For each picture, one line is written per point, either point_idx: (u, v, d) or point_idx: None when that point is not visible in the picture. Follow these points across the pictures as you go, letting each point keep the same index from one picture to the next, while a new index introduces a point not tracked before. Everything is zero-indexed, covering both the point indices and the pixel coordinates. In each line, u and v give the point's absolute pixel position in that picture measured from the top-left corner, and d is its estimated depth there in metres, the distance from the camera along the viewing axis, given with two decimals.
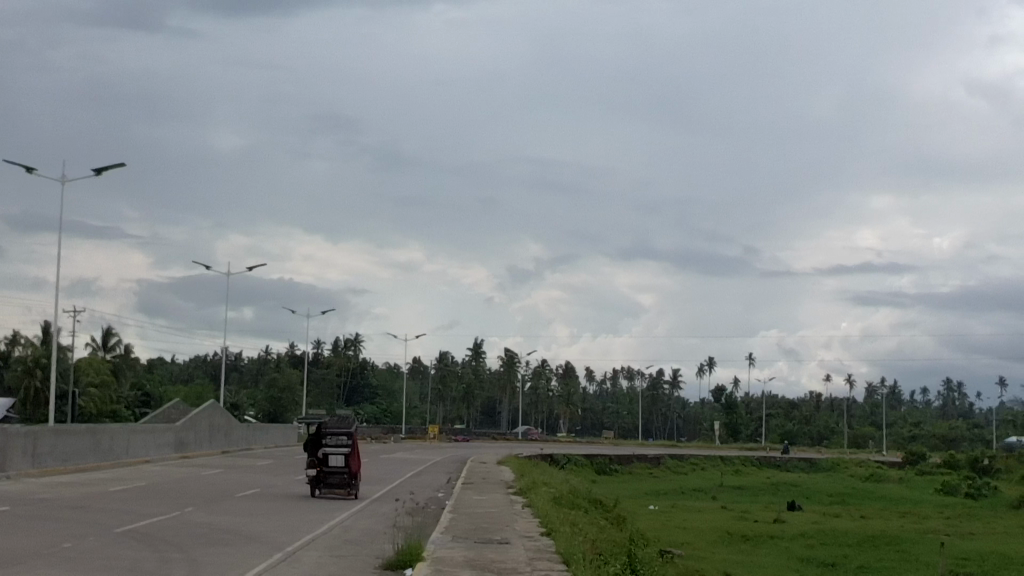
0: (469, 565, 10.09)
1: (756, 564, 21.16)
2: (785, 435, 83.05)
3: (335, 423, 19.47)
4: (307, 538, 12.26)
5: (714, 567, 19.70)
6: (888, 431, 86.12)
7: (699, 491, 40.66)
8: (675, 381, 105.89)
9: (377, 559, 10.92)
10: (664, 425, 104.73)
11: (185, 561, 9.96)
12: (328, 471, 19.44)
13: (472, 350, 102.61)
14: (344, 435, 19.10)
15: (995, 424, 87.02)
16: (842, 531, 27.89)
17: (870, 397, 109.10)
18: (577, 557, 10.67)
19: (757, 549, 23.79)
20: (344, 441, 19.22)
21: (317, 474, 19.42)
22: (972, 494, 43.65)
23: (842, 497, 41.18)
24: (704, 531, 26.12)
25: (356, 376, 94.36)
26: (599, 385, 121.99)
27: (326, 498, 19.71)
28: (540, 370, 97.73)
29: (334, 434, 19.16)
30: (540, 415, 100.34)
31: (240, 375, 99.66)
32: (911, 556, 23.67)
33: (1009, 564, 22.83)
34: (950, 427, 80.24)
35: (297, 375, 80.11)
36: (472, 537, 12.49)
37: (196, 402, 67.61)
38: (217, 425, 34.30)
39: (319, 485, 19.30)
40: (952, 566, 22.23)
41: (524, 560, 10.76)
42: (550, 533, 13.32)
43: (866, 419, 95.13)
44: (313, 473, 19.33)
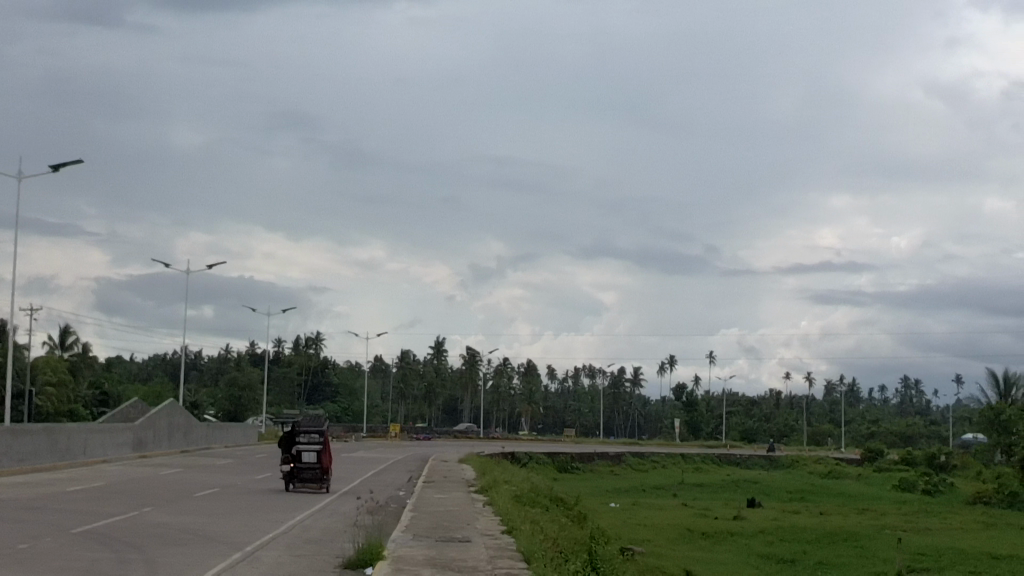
0: (430, 563, 10.08)
1: (715, 561, 21.29)
2: (745, 433, 83.49)
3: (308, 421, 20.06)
4: (267, 538, 12.20)
5: (674, 563, 19.80)
6: (847, 429, 86.84)
7: (660, 489, 40.79)
8: (636, 379, 106.29)
9: (337, 557, 10.89)
10: (625, 423, 105.02)
11: (142, 561, 9.89)
12: (301, 466, 20.12)
13: (434, 348, 102.48)
14: (315, 434, 19.71)
15: (952, 422, 87.93)
16: (801, 527, 28.14)
17: (829, 396, 109.97)
18: (537, 555, 10.66)
19: (717, 546, 23.86)
20: (315, 439, 19.84)
21: (291, 469, 20.25)
22: (929, 490, 44.15)
23: (801, 493, 41.54)
24: (665, 529, 26.24)
25: (317, 374, 93.97)
26: (561, 383, 122.22)
27: (302, 491, 20.54)
28: (502, 369, 97.75)
29: (306, 433, 19.77)
30: (502, 414, 100.40)
31: (199, 374, 98.96)
32: (869, 551, 23.90)
33: (965, 559, 23.10)
34: (907, 424, 81.00)
35: (257, 374, 79.60)
36: (433, 536, 12.44)
37: (155, 401, 67.06)
38: (177, 425, 34.06)
39: (294, 480, 20.15)
40: (909, 561, 22.41)
41: (485, 558, 10.76)
42: (511, 531, 13.33)
43: (826, 416, 95.88)
44: (287, 469, 20.12)
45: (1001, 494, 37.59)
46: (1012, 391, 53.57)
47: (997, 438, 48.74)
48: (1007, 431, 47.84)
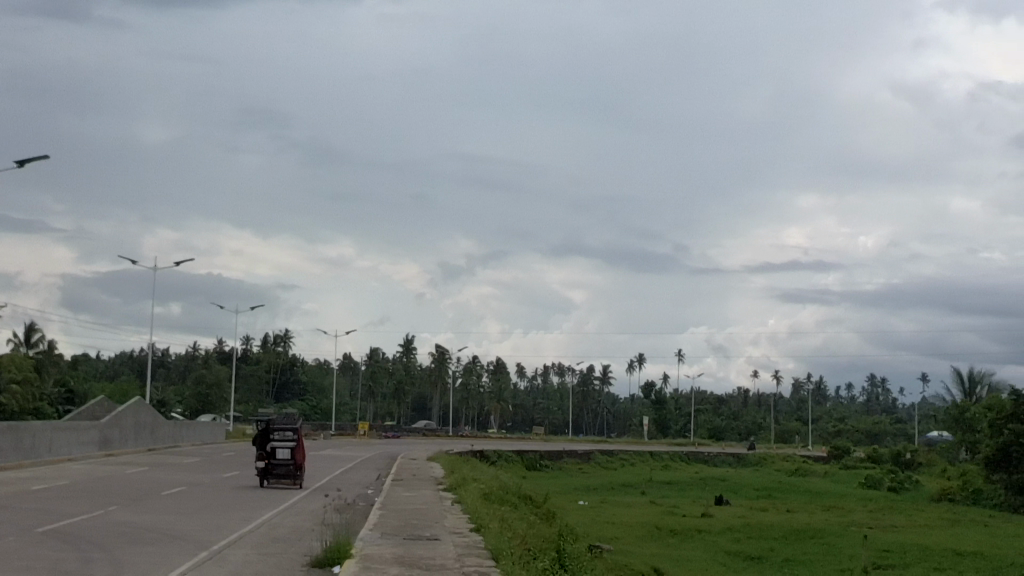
0: (398, 562, 10.05)
1: (683, 558, 21.40)
2: (714, 431, 83.88)
3: (283, 420, 20.73)
4: (234, 537, 12.15)
5: (642, 561, 19.87)
6: (814, 427, 87.45)
7: (628, 487, 40.92)
8: (605, 377, 106.55)
9: (304, 556, 10.85)
10: (594, 421, 105.21)
11: (106, 561, 9.80)
12: (274, 463, 20.71)
13: (403, 345, 102.27)
14: (290, 431, 20.35)
15: (918, 420, 88.74)
16: (768, 524, 28.31)
17: (797, 394, 110.59)
18: (506, 553, 10.68)
19: (684, 544, 23.98)
20: (290, 436, 20.47)
21: (264, 465, 20.84)
22: (894, 487, 44.55)
23: (768, 491, 41.79)
24: (634, 526, 26.33)
25: (285, 372, 93.55)
26: (530, 381, 122.34)
27: (274, 487, 21.13)
28: (471, 366, 97.71)
29: (281, 430, 20.39)
30: (471, 412, 100.38)
31: (166, 371, 98.23)
32: (835, 548, 24.10)
33: (929, 556, 23.35)
34: (873, 422, 81.61)
35: (225, 371, 79.15)
36: (401, 534, 12.44)
37: (121, 399, 66.48)
38: (143, 423, 33.79)
39: (267, 476, 20.76)
40: (874, 558, 22.63)
41: (452, 556, 10.77)
42: (480, 529, 13.33)
43: (793, 414, 96.50)
44: (261, 465, 20.75)
45: (965, 491, 37.99)
46: (976, 389, 54.09)
47: (962, 436, 49.22)
48: (972, 429, 48.32)
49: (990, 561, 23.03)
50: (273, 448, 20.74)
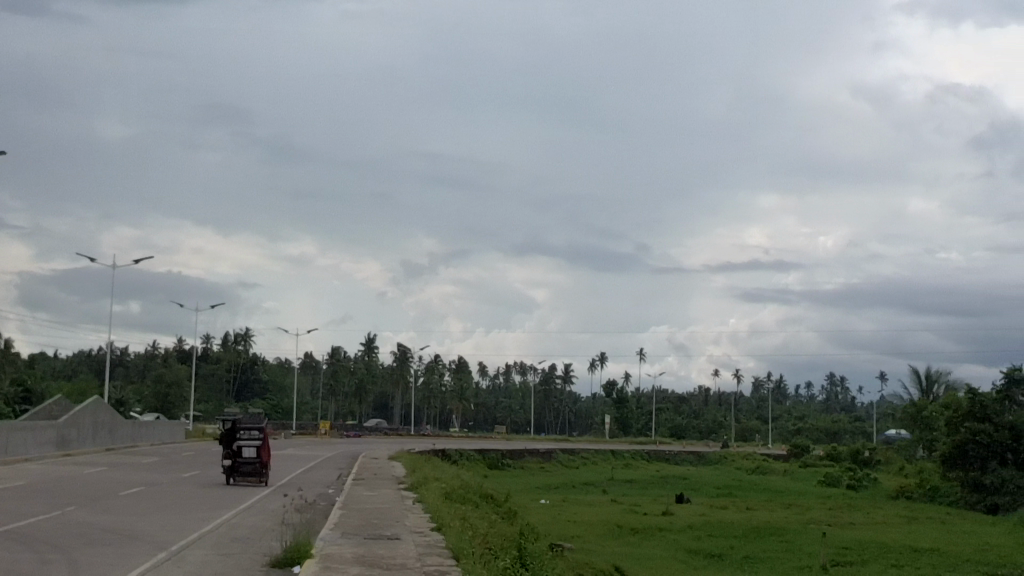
0: (358, 562, 10.04)
1: (644, 557, 21.48)
2: (675, 429, 84.25)
3: (249, 419, 21.42)
4: (192, 537, 12.07)
5: (603, 559, 19.90)
6: (774, 426, 88.05)
7: (590, 485, 41.04)
8: (567, 376, 106.73)
9: (264, 556, 10.81)
10: (556, 420, 105.39)
11: (64, 562, 9.73)
12: (241, 461, 21.36)
13: (365, 344, 101.95)
14: (257, 429, 21.08)
15: (876, 418, 89.57)
16: (728, 522, 28.47)
17: (757, 393, 111.28)
18: (467, 552, 10.67)
19: (645, 542, 24.08)
20: (256, 435, 21.19)
21: (230, 464, 21.47)
22: (853, 485, 44.96)
23: (728, 489, 42.02)
24: (595, 525, 26.40)
25: (246, 371, 92.99)
26: (492, 380, 122.33)
27: (240, 485, 21.75)
28: (433, 365, 97.58)
29: (247, 428, 21.11)
30: (432, 411, 100.22)
31: (125, 370, 97.38)
32: (794, 546, 24.27)
33: (887, 553, 23.58)
34: (832, 420, 82.34)
35: (184, 370, 78.51)
36: (362, 534, 12.41)
37: (79, 399, 65.82)
38: (101, 422, 33.49)
39: (233, 474, 21.38)
40: (832, 555, 22.82)
41: (413, 556, 10.75)
42: (441, 529, 13.31)
43: (753, 413, 97.10)
44: (227, 463, 21.38)
45: (923, 489, 38.39)
46: (933, 388, 54.69)
47: (919, 434, 49.77)
48: (929, 427, 48.86)
49: (947, 557, 23.29)
50: (240, 447, 21.41)
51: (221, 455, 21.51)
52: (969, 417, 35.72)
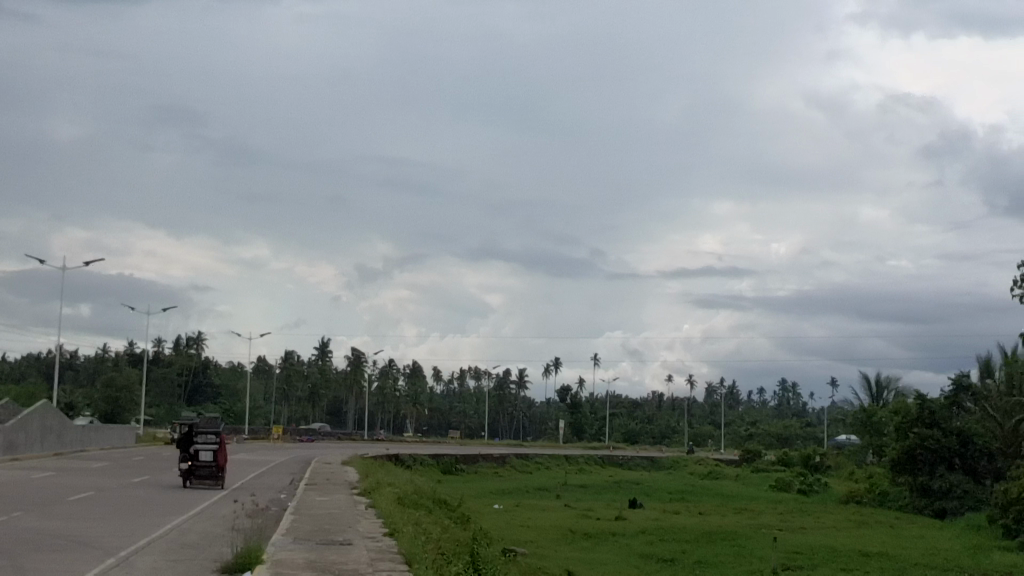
0: (309, 567, 10.03)
1: (596, 561, 21.59)
2: (628, 434, 84.61)
3: (206, 423, 21.55)
4: (142, 542, 12.00)
5: (555, 564, 19.98)
6: (726, 431, 88.69)
7: (544, 491, 41.11)
8: (521, 381, 106.84)
9: (215, 562, 10.76)
10: (510, 425, 105.42)
11: (11, 567, 9.65)
12: (198, 465, 21.50)
13: (318, 348, 101.45)
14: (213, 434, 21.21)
15: (826, 423, 90.47)
16: (681, 527, 28.66)
17: (709, 399, 111.95)
18: (420, 558, 10.70)
19: (598, 547, 24.19)
20: (213, 439, 21.32)
21: (188, 467, 21.61)
22: (803, 489, 45.42)
23: (681, 494, 42.25)
24: (548, 530, 26.48)
25: (198, 375, 92.24)
26: (446, 385, 122.17)
27: (198, 487, 21.90)
28: (387, 370, 97.29)
29: (204, 433, 21.23)
30: (386, 416, 99.93)
31: (74, 373, 96.21)
32: (745, 550, 24.49)
33: (837, 557, 23.85)
34: (784, 425, 83.07)
35: (135, 374, 77.69)
36: (315, 539, 12.38)
37: (26, 403, 64.96)
38: (49, 426, 33.09)
39: (190, 477, 21.53)
40: (783, 559, 23.05)
41: (365, 561, 10.76)
42: (393, 534, 13.31)
43: (706, 418, 97.74)
44: (185, 466, 21.54)
45: (872, 494, 38.84)
46: (883, 394, 55.32)
47: (869, 440, 50.33)
48: (878, 433, 49.45)
49: (895, 561, 23.59)
50: (196, 451, 21.54)
51: (180, 458, 21.69)
52: (918, 423, 36.30)
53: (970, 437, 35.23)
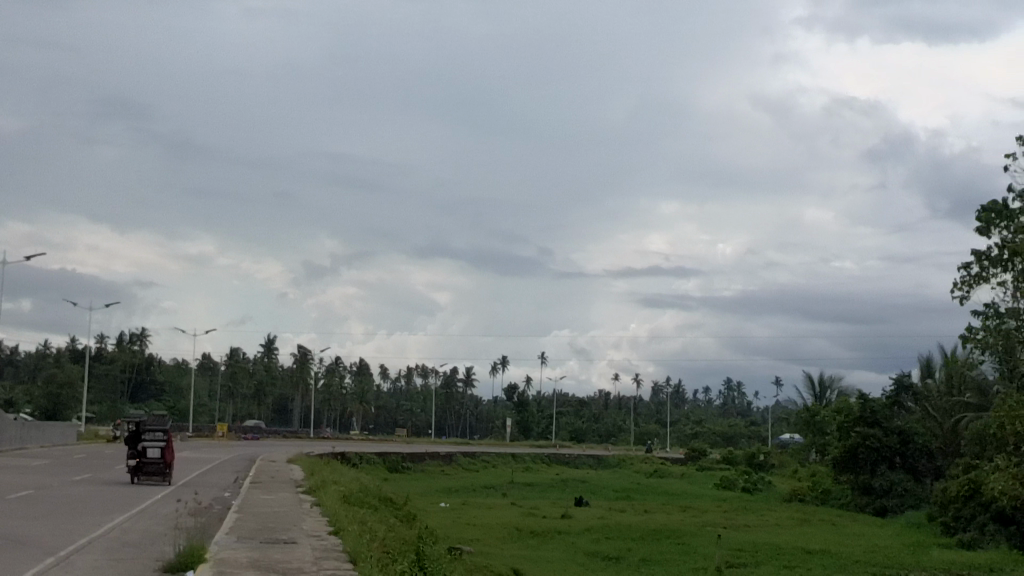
0: (253, 566, 9.95)
1: (542, 559, 21.63)
2: (575, 433, 84.91)
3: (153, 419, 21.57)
4: (84, 542, 11.86)
5: (501, 562, 19.97)
6: (672, 430, 89.26)
7: (490, 489, 41.07)
8: (469, 379, 106.83)
9: (156, 561, 10.66)
10: (457, 423, 105.30)
11: None
12: (146, 461, 21.57)
13: (264, 345, 100.69)
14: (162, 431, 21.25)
15: (771, 423, 91.34)
16: (626, 525, 28.82)
17: (655, 398, 112.55)
18: (365, 556, 10.66)
19: (544, 545, 24.25)
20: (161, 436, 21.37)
21: (135, 463, 21.64)
22: (748, 488, 45.85)
23: (627, 492, 42.46)
24: (494, 528, 26.50)
25: (141, 371, 91.26)
26: (393, 384, 121.87)
27: (145, 482, 21.98)
28: (334, 368, 96.78)
29: (152, 430, 21.26)
30: (333, 413, 99.49)
31: (14, 370, 94.76)
32: (690, 548, 24.67)
33: (780, 554, 24.11)
34: (729, 424, 83.76)
35: (77, 371, 76.70)
36: (258, 538, 12.26)
37: None
38: None
39: (139, 473, 21.60)
40: (727, 557, 23.27)
41: (310, 560, 10.70)
42: (338, 532, 13.25)
43: (652, 417, 98.28)
44: (132, 462, 21.57)
45: (815, 492, 39.25)
46: (826, 394, 55.96)
47: (812, 439, 50.90)
48: (821, 432, 50.06)
49: (837, 558, 23.89)
50: (144, 447, 21.57)
51: (126, 454, 21.67)
52: (860, 422, 36.76)
53: (911, 436, 36.05)
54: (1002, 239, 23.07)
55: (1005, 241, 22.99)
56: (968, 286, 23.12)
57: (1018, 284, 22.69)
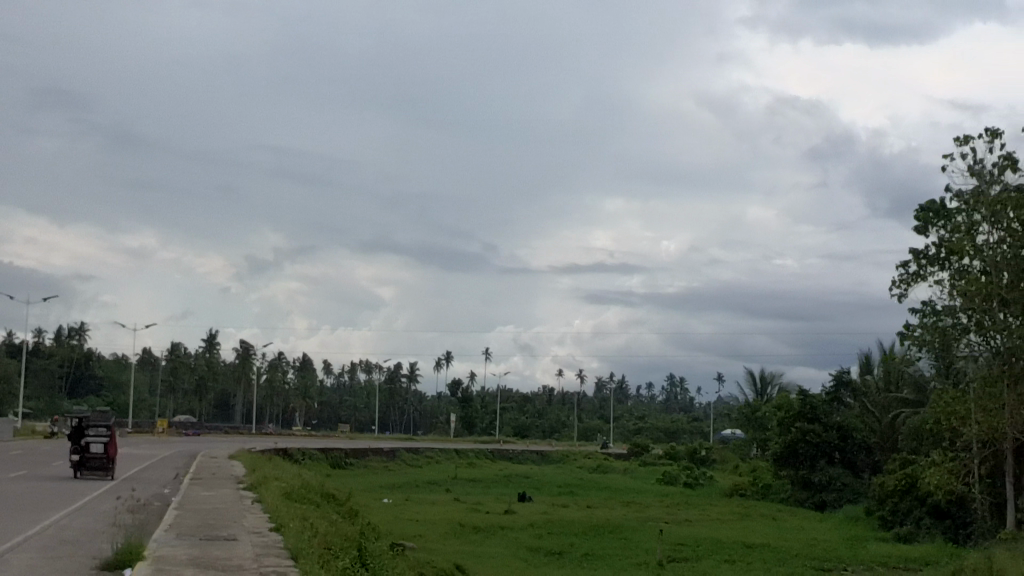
0: (194, 563, 9.89)
1: (485, 555, 21.66)
2: (519, 428, 85.07)
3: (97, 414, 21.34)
4: (18, 540, 11.70)
5: (444, 558, 19.96)
6: (615, 425, 89.74)
7: (434, 485, 41.00)
8: (413, 374, 106.60)
9: (94, 559, 10.54)
10: (401, 418, 105.00)
11: None
12: (89, 456, 21.35)
13: (206, 340, 99.71)
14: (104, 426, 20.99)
15: (713, 418, 92.16)
16: (569, 520, 28.95)
17: (599, 393, 113.02)
18: (306, 553, 10.65)
19: (487, 541, 24.28)
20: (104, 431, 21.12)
21: (79, 458, 21.43)
22: (689, 483, 46.24)
23: (570, 487, 42.64)
24: (437, 524, 26.49)
25: (80, 366, 90.01)
26: (337, 379, 121.30)
27: (89, 477, 21.77)
28: (276, 363, 96.05)
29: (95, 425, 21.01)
30: (275, 409, 98.80)
31: None
32: (632, 543, 24.83)
33: (720, 549, 24.36)
34: (671, 420, 84.36)
35: (13, 366, 75.45)
36: (197, 535, 12.18)
37: None
38: None
39: (81, 468, 21.39)
40: (668, 551, 23.46)
41: (250, 557, 10.65)
42: (279, 529, 13.19)
43: (596, 412, 98.73)
44: (75, 457, 21.35)
45: (756, 487, 39.65)
46: (767, 390, 56.60)
47: (753, 434, 51.48)
48: (761, 427, 50.63)
49: (776, 552, 24.20)
50: (87, 442, 21.34)
51: (69, 449, 21.48)
52: (800, 418, 37.21)
53: (850, 431, 36.51)
54: (939, 238, 23.51)
55: (942, 240, 23.43)
56: (905, 284, 23.53)
57: (954, 283, 23.16)
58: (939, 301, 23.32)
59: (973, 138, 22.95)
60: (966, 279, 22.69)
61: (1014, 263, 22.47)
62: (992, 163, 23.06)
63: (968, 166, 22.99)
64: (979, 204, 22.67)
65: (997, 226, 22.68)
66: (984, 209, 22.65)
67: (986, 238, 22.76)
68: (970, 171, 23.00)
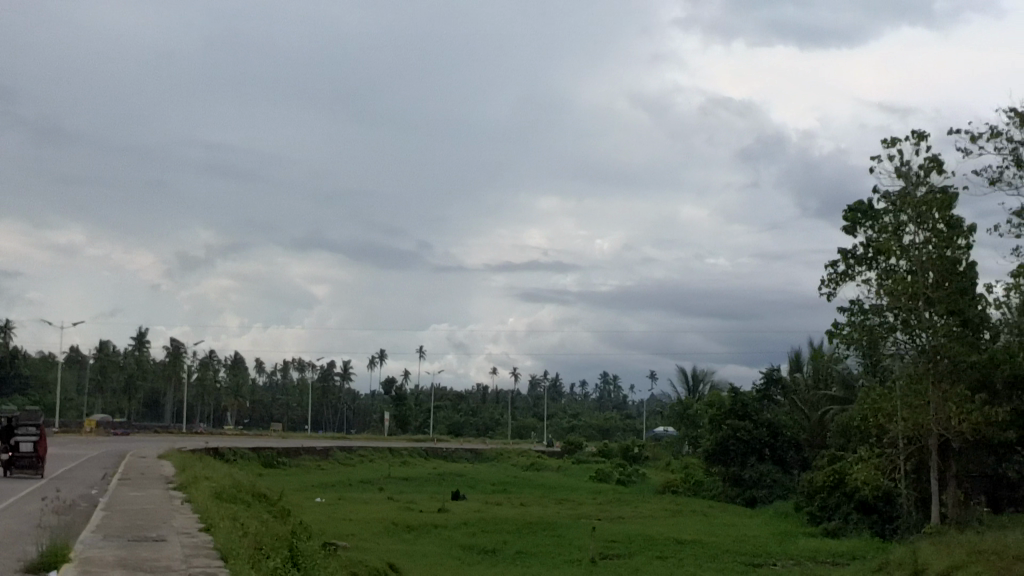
0: (121, 565, 9.77)
1: (419, 554, 21.64)
2: (453, 427, 84.99)
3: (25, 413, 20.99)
4: None
5: (377, 557, 19.89)
6: (549, 423, 90.03)
7: (367, 484, 40.84)
8: (346, 372, 105.99)
9: (17, 562, 10.36)
10: (334, 417, 104.38)
11: None
12: (18, 455, 20.99)
13: (135, 337, 98.21)
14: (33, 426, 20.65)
15: (646, 416, 92.90)
16: (501, 518, 29.00)
17: (532, 391, 113.32)
18: (235, 553, 10.57)
19: (420, 540, 24.24)
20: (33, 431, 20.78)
21: (7, 457, 21.07)
22: (622, 480, 46.54)
23: (503, 485, 42.73)
24: (369, 522, 26.39)
25: (5, 365, 88.13)
26: (269, 377, 120.23)
27: (18, 476, 21.43)
28: (208, 361, 94.86)
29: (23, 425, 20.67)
30: (206, 407, 97.62)
31: None
32: (565, 540, 24.96)
33: (653, 545, 24.58)
34: (604, 417, 84.86)
35: None
36: (125, 536, 12.03)
37: None
38: None
39: (10, 468, 21.05)
40: (601, 548, 23.61)
41: (179, 557, 10.54)
42: (209, 529, 13.07)
43: (530, 411, 98.99)
44: (4, 457, 20.99)
45: (688, 484, 39.97)
46: (699, 387, 57.17)
47: (685, 431, 51.96)
48: (693, 424, 51.12)
49: (707, 548, 24.47)
50: (16, 441, 20.98)
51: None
52: (731, 415, 37.61)
53: (780, 428, 36.98)
54: (867, 238, 23.92)
55: (869, 240, 23.85)
56: (834, 283, 23.92)
57: (881, 282, 23.59)
58: (866, 300, 23.72)
59: (900, 140, 23.42)
60: (893, 279, 23.12)
61: (939, 262, 22.95)
62: (918, 164, 23.55)
63: (895, 167, 23.44)
64: (906, 204, 23.12)
65: (922, 226, 23.14)
66: (910, 209, 23.10)
67: (912, 238, 23.22)
68: (896, 172, 23.45)
